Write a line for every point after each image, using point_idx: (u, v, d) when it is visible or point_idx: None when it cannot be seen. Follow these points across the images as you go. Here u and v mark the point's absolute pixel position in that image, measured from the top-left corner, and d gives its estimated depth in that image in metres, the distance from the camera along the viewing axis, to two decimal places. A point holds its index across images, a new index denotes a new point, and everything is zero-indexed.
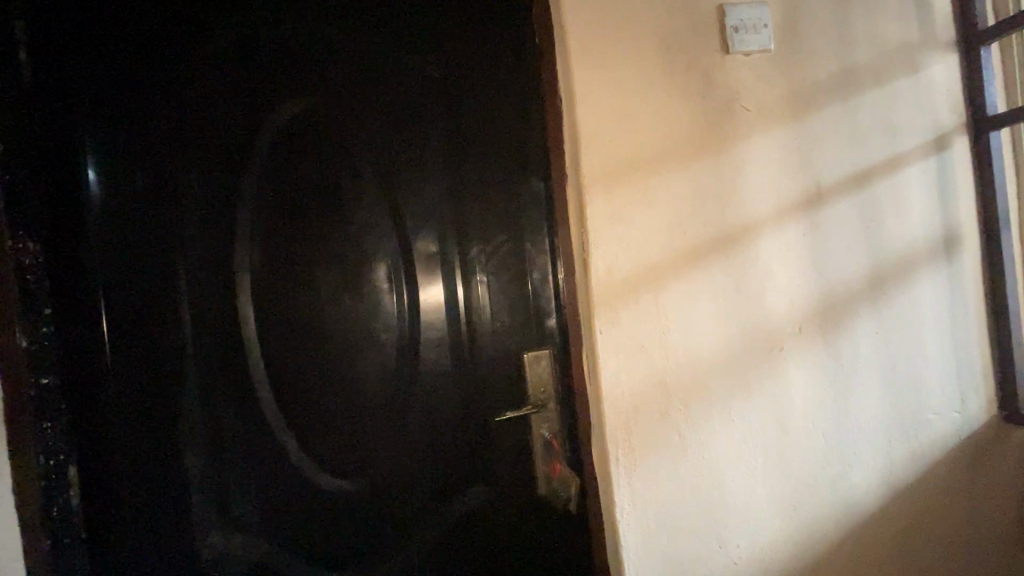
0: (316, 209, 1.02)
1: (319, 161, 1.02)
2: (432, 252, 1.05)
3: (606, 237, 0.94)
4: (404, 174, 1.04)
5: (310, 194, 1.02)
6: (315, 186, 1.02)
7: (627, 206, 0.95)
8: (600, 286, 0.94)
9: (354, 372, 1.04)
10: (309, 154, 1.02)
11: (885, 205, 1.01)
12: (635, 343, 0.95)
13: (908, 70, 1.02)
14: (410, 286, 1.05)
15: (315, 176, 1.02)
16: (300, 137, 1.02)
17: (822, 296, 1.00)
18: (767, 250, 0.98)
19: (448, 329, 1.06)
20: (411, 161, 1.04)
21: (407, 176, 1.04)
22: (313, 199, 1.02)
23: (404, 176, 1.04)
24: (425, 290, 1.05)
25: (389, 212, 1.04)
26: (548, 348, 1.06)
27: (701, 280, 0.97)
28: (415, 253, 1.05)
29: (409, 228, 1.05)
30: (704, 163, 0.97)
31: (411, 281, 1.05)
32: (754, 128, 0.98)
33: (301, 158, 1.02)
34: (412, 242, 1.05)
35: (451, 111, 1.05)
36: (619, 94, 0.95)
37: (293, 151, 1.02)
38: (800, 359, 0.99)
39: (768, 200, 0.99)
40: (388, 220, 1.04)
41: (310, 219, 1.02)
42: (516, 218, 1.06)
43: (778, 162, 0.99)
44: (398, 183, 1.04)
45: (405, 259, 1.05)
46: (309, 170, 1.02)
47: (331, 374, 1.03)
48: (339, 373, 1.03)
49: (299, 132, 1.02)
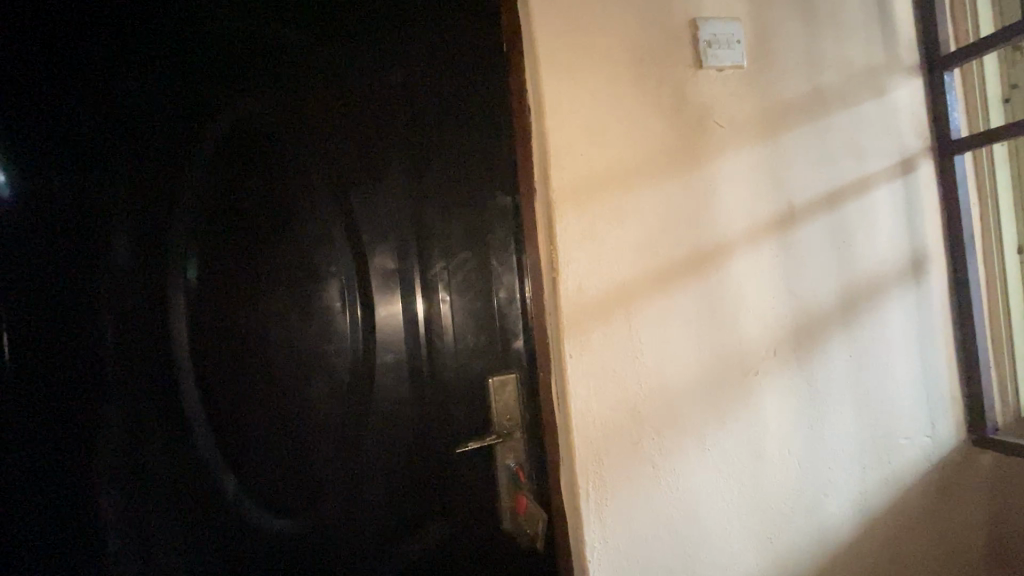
0: (262, 220, 0.93)
1: (267, 169, 0.94)
2: (391, 269, 0.98)
3: (577, 255, 0.89)
4: (362, 185, 0.97)
5: (256, 204, 0.93)
6: (261, 196, 0.93)
7: (597, 223, 0.90)
8: (570, 307, 0.88)
9: (300, 400, 0.94)
10: (255, 161, 0.93)
11: (855, 226, 1.00)
12: (606, 367, 0.89)
13: (877, 92, 1.01)
14: (366, 306, 0.97)
15: (263, 186, 0.94)
16: (245, 143, 0.93)
17: (795, 318, 0.97)
18: (741, 270, 0.95)
19: (407, 352, 0.98)
20: (369, 172, 0.97)
21: (364, 187, 0.97)
22: (259, 208, 0.93)
23: (362, 186, 0.97)
24: (382, 311, 0.97)
25: (343, 225, 0.96)
26: (515, 372, 0.99)
27: (674, 301, 0.92)
28: (372, 269, 0.97)
29: (367, 243, 0.97)
30: (676, 179, 0.93)
31: (366, 300, 0.97)
32: (727, 145, 0.95)
33: (246, 165, 0.93)
34: (368, 258, 0.97)
35: (413, 119, 0.99)
36: (589, 107, 0.91)
37: (237, 158, 0.93)
38: (775, 383, 0.96)
39: (741, 218, 0.96)
40: (342, 233, 0.96)
41: (256, 231, 0.93)
42: (481, 233, 1.00)
43: (750, 180, 0.96)
44: (355, 195, 0.96)
45: (360, 275, 0.97)
46: (256, 178, 0.93)
47: (276, 403, 0.93)
48: (284, 402, 0.93)
49: (244, 136, 0.93)
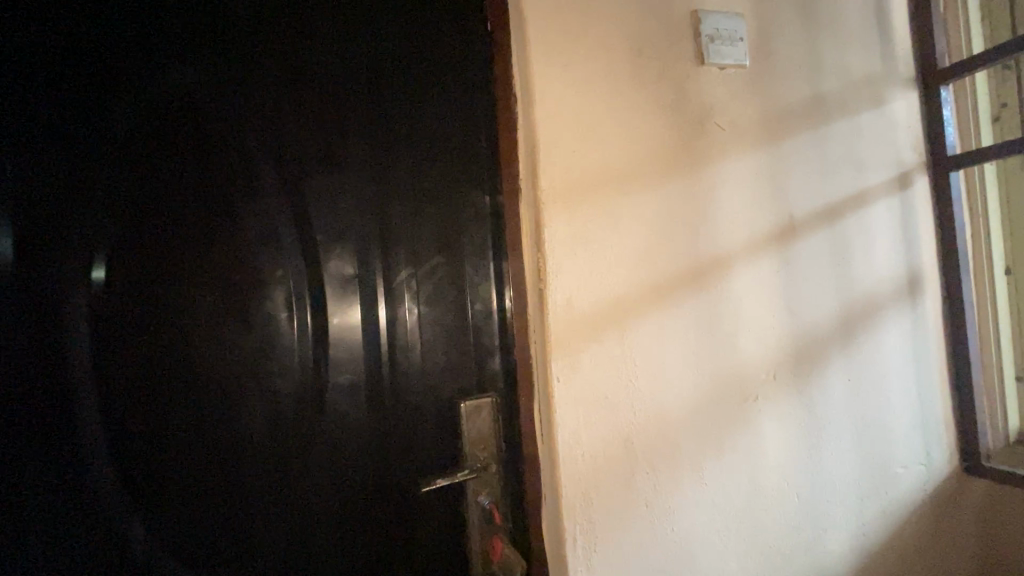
0: (190, 213, 0.78)
1: (202, 151, 0.78)
2: (350, 274, 0.84)
3: (567, 265, 0.78)
4: (318, 176, 0.83)
5: (186, 192, 0.77)
6: (193, 182, 0.78)
7: (590, 228, 0.80)
8: (559, 324, 0.77)
9: (234, 430, 0.78)
10: (187, 141, 0.78)
11: (854, 242, 0.94)
12: (598, 393, 0.78)
13: (876, 102, 0.97)
14: (317, 317, 0.82)
15: (196, 171, 0.78)
16: (175, 118, 0.77)
17: (795, 339, 0.90)
18: (741, 286, 0.87)
19: (366, 371, 0.84)
20: (327, 161, 0.83)
21: (321, 178, 0.83)
22: (188, 198, 0.78)
23: (317, 177, 0.83)
24: (338, 323, 0.83)
25: (292, 221, 0.82)
26: (490, 397, 0.87)
27: (671, 319, 0.83)
28: (327, 274, 0.83)
29: (321, 243, 0.83)
30: (675, 184, 0.85)
31: (318, 310, 0.82)
32: (729, 149, 0.88)
33: (176, 145, 0.77)
34: (323, 261, 0.82)
35: (381, 102, 0.86)
36: (583, 99, 0.81)
37: (165, 137, 0.77)
38: (775, 410, 0.88)
39: (741, 230, 0.88)
40: (291, 231, 0.82)
41: (185, 225, 0.77)
42: (456, 236, 0.88)
43: (751, 187, 0.89)
44: (309, 186, 0.82)
45: (312, 280, 0.82)
46: (188, 161, 0.78)
47: (203, 433, 0.77)
48: (213, 432, 0.77)
49: (172, 111, 0.77)
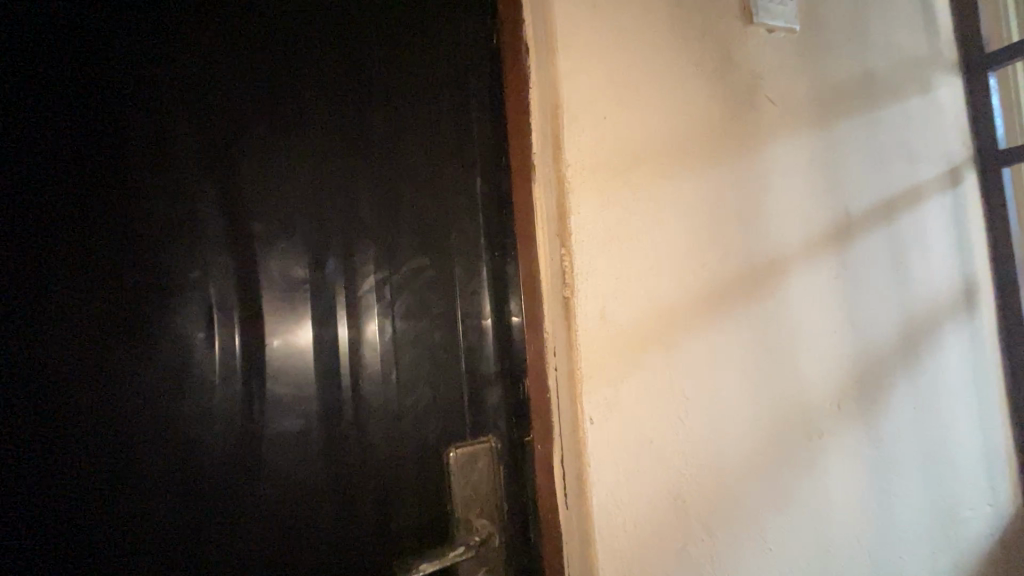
0: (66, 182, 0.53)
1: (89, 99, 0.54)
2: (301, 278, 0.61)
3: (599, 265, 0.59)
4: (258, 144, 0.60)
5: (61, 155, 0.53)
6: (72, 142, 0.54)
7: (627, 218, 0.61)
8: (591, 345, 0.57)
9: (122, 509, 0.52)
10: (66, 83, 0.54)
11: (909, 244, 0.81)
12: (641, 438, 0.59)
13: (924, 87, 0.86)
14: (253, 339, 0.59)
15: (76, 126, 0.54)
16: (49, 50, 0.54)
17: (857, 360, 0.74)
18: (799, 296, 0.71)
19: (320, 413, 0.60)
20: (271, 125, 0.61)
21: (263, 148, 0.61)
22: (63, 162, 0.53)
23: (258, 145, 0.60)
24: (282, 345, 0.60)
25: (218, 205, 0.59)
26: (488, 442, 0.66)
27: (725, 336, 0.65)
28: (269, 279, 0.60)
29: (260, 237, 0.60)
30: (723, 168, 0.68)
31: (253, 329, 0.59)
32: (780, 129, 0.73)
33: (47, 89, 0.53)
34: (262, 259, 0.60)
35: (349, 51, 0.65)
36: (616, 54, 0.63)
37: (33, 75, 0.53)
38: (840, 447, 0.71)
39: (797, 228, 0.72)
40: (215, 217, 0.58)
41: (57, 202, 0.53)
42: (444, 232, 0.67)
43: (804, 176, 0.74)
44: (245, 158, 0.60)
45: (246, 286, 0.59)
46: (65, 112, 0.54)
47: (73, 514, 0.51)
48: (88, 511, 0.51)
49: (46, 38, 0.54)
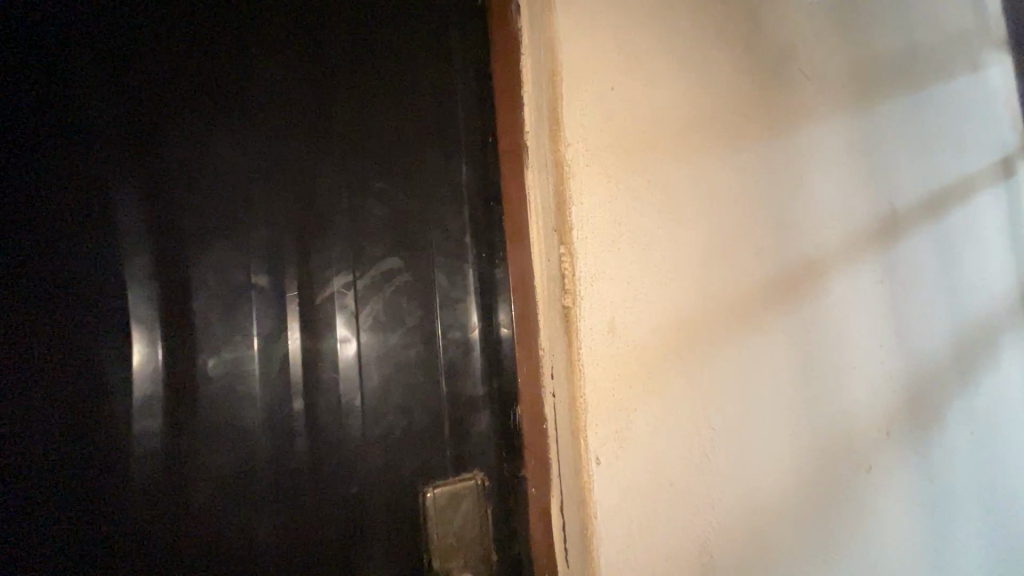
0: None
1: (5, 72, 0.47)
2: (245, 283, 0.51)
3: (608, 267, 0.47)
4: (190, 124, 0.51)
5: None
6: None
7: (642, 210, 0.50)
8: (598, 366, 0.46)
9: (29, 555, 0.44)
10: None
11: (961, 243, 0.71)
12: (658, 480, 0.48)
13: (972, 65, 0.75)
14: (182, 359, 0.48)
15: None
16: None
17: (909, 378, 0.64)
18: (841, 304, 0.61)
19: (267, 446, 0.50)
20: (208, 101, 0.51)
21: (196, 127, 0.51)
22: None
23: (198, 123, 0.51)
24: (219, 366, 0.49)
25: (139, 196, 0.48)
26: (473, 481, 0.55)
27: (757, 352, 0.55)
28: (203, 285, 0.50)
29: (191, 234, 0.50)
30: (751, 153, 0.57)
31: (182, 346, 0.48)
32: (816, 108, 0.62)
33: None
34: (194, 261, 0.49)
35: (306, 17, 0.55)
36: (627, 11, 0.52)
37: None
38: (890, 480, 0.61)
39: (837, 224, 0.62)
40: (134, 210, 0.48)
41: None
42: (421, 228, 0.57)
43: (843, 165, 0.63)
44: (173, 140, 0.50)
45: (172, 294, 0.49)
46: None
47: None
48: None
49: None
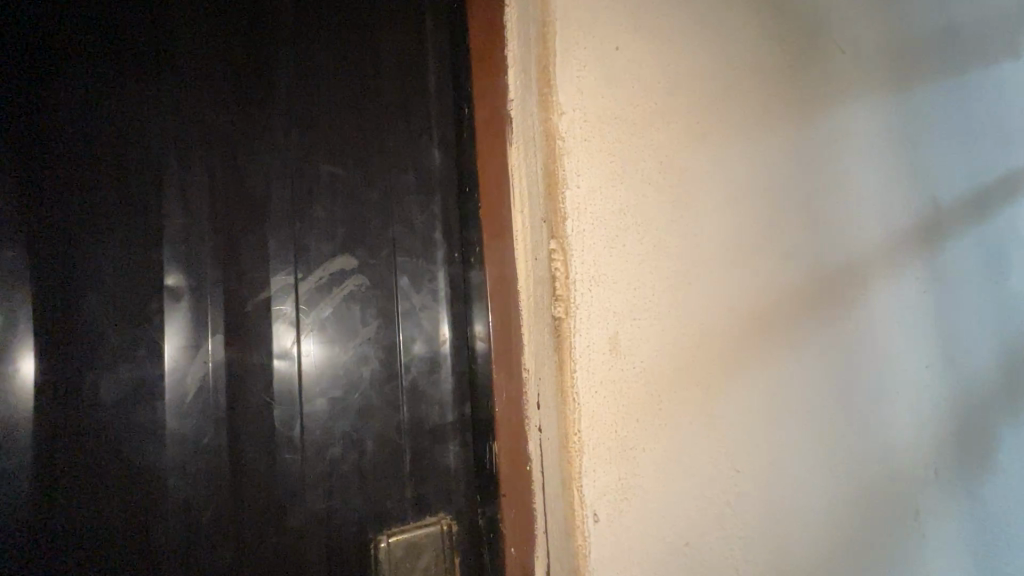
0: None
1: None
2: (154, 282, 0.40)
3: (611, 267, 0.37)
4: (88, 80, 0.40)
5: None
6: None
7: (653, 198, 0.40)
8: (597, 393, 0.36)
9: None
10: None
11: (1008, 248, 0.62)
12: (672, 540, 0.38)
13: (1015, 50, 0.67)
14: (64, 373, 0.38)
15: None
16: None
17: (957, 404, 0.54)
18: (880, 317, 0.51)
19: (178, 489, 0.39)
20: (113, 53, 0.41)
21: (96, 85, 0.40)
22: None
23: (101, 79, 0.41)
24: (117, 384, 0.39)
25: (10, 163, 0.38)
26: (438, 526, 0.45)
27: (787, 373, 0.45)
28: (96, 281, 0.39)
29: (83, 219, 0.39)
30: (780, 135, 0.48)
31: (63, 358, 0.38)
32: (851, 89, 0.53)
33: None
34: (86, 249, 0.39)
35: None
36: None
37: None
38: (938, 526, 0.51)
39: (876, 223, 0.53)
40: (4, 181, 0.38)
41: None
42: (382, 219, 0.47)
43: (881, 155, 0.54)
44: (63, 95, 0.40)
45: (55, 292, 0.38)
46: None
47: None
48: None
49: None
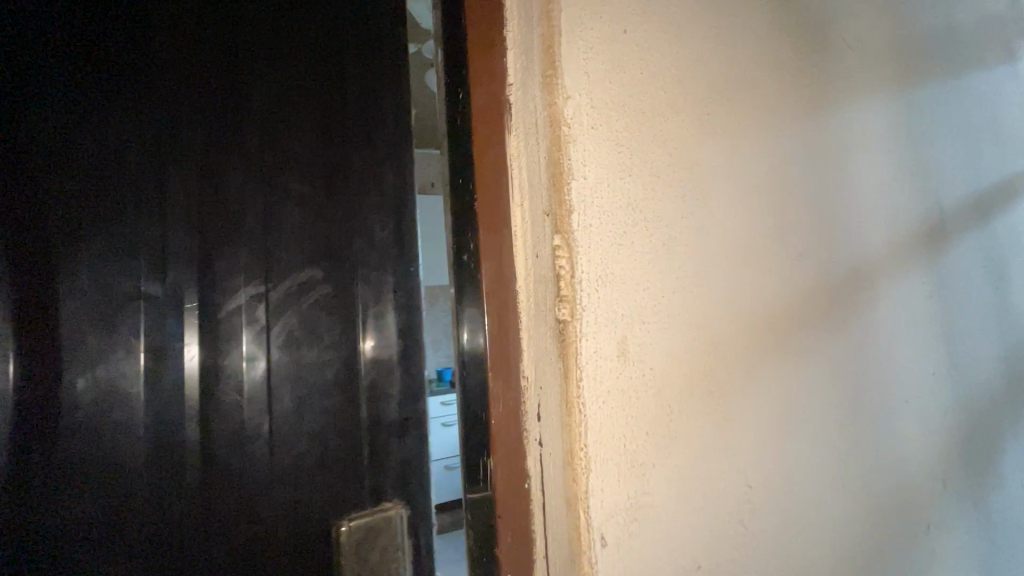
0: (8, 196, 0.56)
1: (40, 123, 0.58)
2: (127, 305, 0.60)
3: (619, 266, 0.34)
4: (190, 173, 0.63)
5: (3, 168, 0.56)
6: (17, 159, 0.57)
7: (663, 192, 0.37)
8: (606, 404, 0.32)
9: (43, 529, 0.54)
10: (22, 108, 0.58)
11: (1006, 253, 0.61)
12: (684, 565, 0.34)
13: (1009, 55, 0.67)
14: (38, 371, 0.55)
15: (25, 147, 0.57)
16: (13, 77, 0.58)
17: (964, 412, 0.53)
18: (888, 323, 0.50)
19: (238, 436, 0.62)
20: (206, 155, 0.65)
21: (194, 176, 0.64)
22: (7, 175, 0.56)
23: (197, 172, 0.64)
24: (88, 384, 0.57)
25: (106, 228, 0.60)
26: (389, 512, 0.65)
27: (798, 381, 0.43)
28: (194, 302, 0.62)
29: (186, 263, 0.62)
30: (789, 132, 0.46)
31: (34, 361, 0.55)
32: (857, 87, 0.52)
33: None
34: (187, 282, 0.62)
35: (246, 81, 0.68)
36: None
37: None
38: (947, 539, 0.49)
39: (883, 226, 0.51)
40: (142, 239, 0.61)
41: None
42: (337, 256, 0.68)
43: (887, 155, 0.53)
44: (142, 181, 0.62)
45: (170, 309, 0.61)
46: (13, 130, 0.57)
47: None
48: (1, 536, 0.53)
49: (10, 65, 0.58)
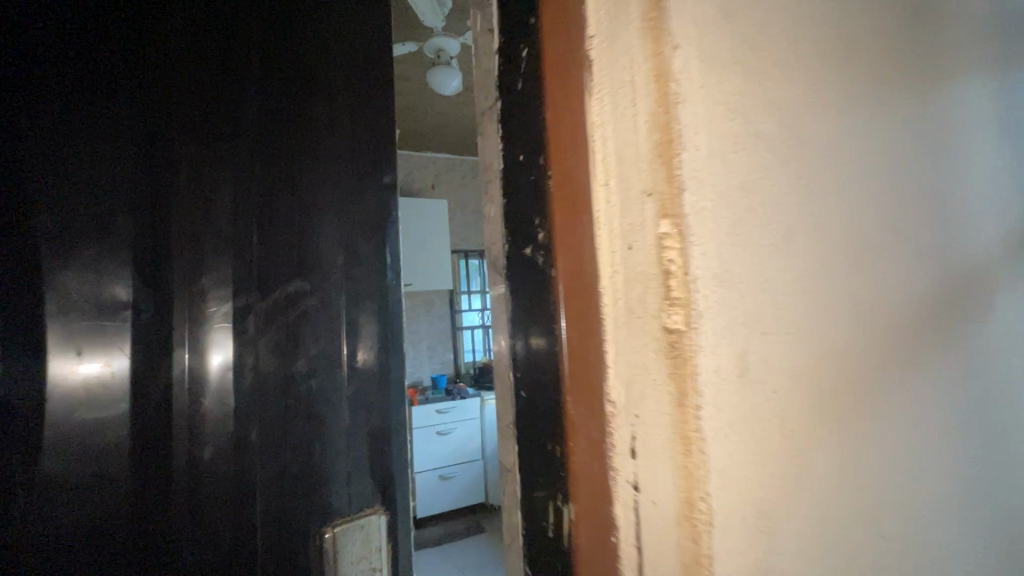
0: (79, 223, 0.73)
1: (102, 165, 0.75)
2: (115, 313, 0.74)
3: (739, 263, 0.27)
4: (216, 210, 0.82)
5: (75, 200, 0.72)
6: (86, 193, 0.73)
7: (783, 171, 0.30)
8: (731, 441, 0.25)
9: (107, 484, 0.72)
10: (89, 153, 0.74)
11: None
12: None
13: None
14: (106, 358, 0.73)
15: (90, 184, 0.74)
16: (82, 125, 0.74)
17: None
18: (1011, 332, 0.42)
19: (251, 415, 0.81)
20: (227, 196, 0.83)
21: (219, 212, 0.82)
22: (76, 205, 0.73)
23: (220, 210, 0.83)
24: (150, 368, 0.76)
25: (151, 251, 0.78)
26: (370, 509, 0.86)
27: (931, 403, 0.35)
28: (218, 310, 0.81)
29: (210, 278, 0.81)
30: (893, 103, 0.39)
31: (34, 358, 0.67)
32: (966, 59, 0.45)
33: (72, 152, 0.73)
34: (211, 294, 0.80)
35: (253, 132, 0.85)
36: None
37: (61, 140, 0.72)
38: None
39: (1000, 219, 0.44)
40: (178, 259, 0.79)
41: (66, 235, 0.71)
42: (315, 272, 0.87)
43: (1000, 137, 0.46)
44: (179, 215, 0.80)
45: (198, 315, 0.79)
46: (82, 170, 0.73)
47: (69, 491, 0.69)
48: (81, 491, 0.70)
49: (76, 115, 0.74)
